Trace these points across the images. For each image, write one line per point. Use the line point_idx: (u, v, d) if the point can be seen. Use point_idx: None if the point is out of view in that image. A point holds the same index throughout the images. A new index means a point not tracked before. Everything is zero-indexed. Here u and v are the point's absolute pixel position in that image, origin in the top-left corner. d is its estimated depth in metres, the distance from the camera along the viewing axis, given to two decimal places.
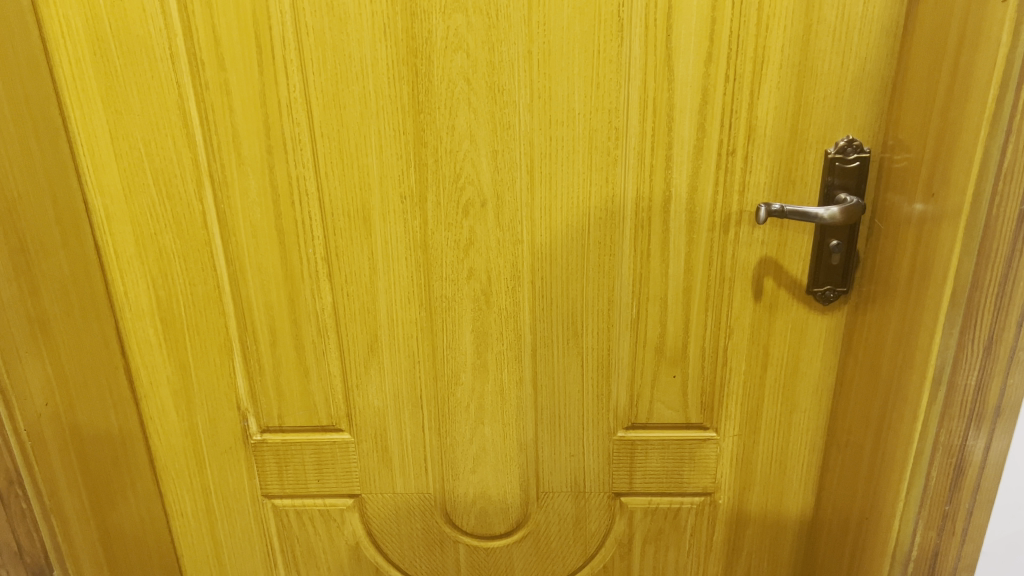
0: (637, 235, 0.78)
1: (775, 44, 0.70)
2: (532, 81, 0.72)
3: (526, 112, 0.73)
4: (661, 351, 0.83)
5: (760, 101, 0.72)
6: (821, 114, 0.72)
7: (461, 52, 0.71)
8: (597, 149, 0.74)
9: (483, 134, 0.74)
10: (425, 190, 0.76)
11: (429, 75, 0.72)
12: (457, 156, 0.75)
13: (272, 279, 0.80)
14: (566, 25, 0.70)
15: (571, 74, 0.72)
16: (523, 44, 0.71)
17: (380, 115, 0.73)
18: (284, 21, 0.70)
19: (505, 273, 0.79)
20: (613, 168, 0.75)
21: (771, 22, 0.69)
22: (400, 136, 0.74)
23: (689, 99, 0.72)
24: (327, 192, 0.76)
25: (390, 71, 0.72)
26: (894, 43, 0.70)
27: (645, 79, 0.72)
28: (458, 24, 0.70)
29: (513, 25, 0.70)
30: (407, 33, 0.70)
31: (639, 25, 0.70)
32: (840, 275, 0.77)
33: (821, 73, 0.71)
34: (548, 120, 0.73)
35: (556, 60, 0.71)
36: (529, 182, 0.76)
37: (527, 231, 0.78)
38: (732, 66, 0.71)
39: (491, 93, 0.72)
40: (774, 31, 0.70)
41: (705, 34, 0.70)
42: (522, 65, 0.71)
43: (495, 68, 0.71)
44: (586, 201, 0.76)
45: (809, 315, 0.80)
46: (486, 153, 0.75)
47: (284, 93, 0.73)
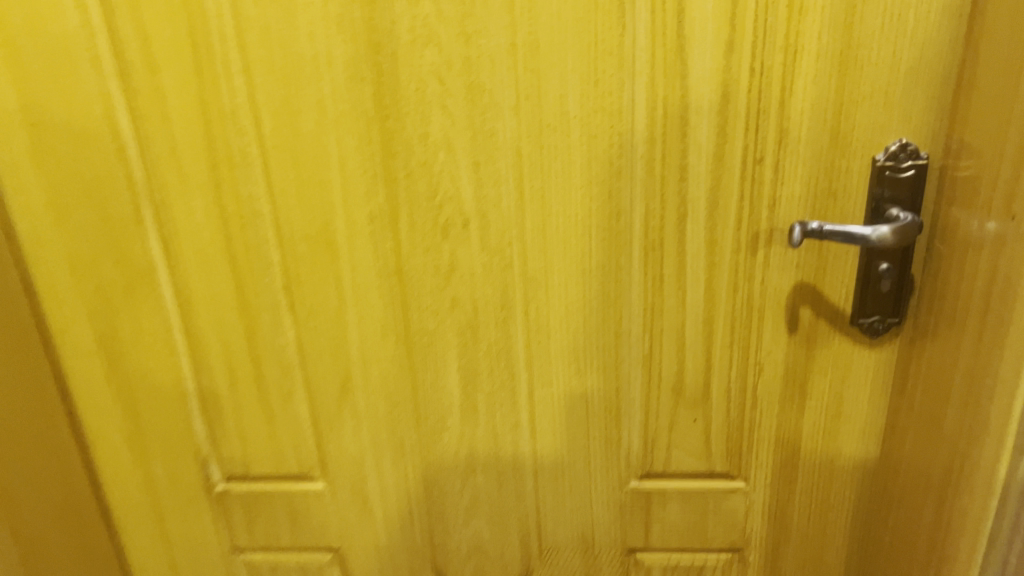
0: (648, 259, 0.66)
1: (811, 28, 0.57)
2: (517, 80, 0.60)
3: (512, 118, 0.61)
4: (679, 391, 0.71)
5: (795, 98, 0.60)
6: (868, 113, 0.60)
7: (432, 47, 0.59)
8: (597, 159, 0.62)
9: (462, 143, 0.63)
10: (397, 209, 0.65)
11: (395, 75, 0.60)
12: (433, 169, 0.63)
13: (226, 312, 0.70)
14: (555, 11, 0.58)
15: (563, 71, 0.60)
16: (506, 37, 0.59)
17: (339, 123, 0.62)
18: (222, 15, 0.59)
19: (494, 303, 0.68)
20: (617, 180, 0.63)
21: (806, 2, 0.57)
22: (365, 147, 0.63)
23: (707, 98, 0.60)
24: (283, 213, 0.66)
25: (349, 72, 0.60)
26: (960, 24, 0.56)
27: (653, 75, 0.59)
28: (426, 15, 0.58)
29: (492, 13, 0.58)
30: (367, 26, 0.59)
31: (645, 10, 0.57)
32: (891, 304, 0.65)
33: (869, 63, 0.58)
34: (537, 126, 0.62)
35: (544, 54, 0.59)
36: (517, 199, 0.64)
37: (517, 255, 0.66)
38: (759, 57, 0.58)
39: (471, 96, 0.61)
40: (811, 13, 0.57)
41: (725, 19, 0.57)
42: (505, 61, 0.59)
43: (472, 66, 0.60)
44: (585, 219, 0.65)
45: (854, 349, 0.68)
46: (467, 166, 0.63)
47: (227, 100, 0.62)
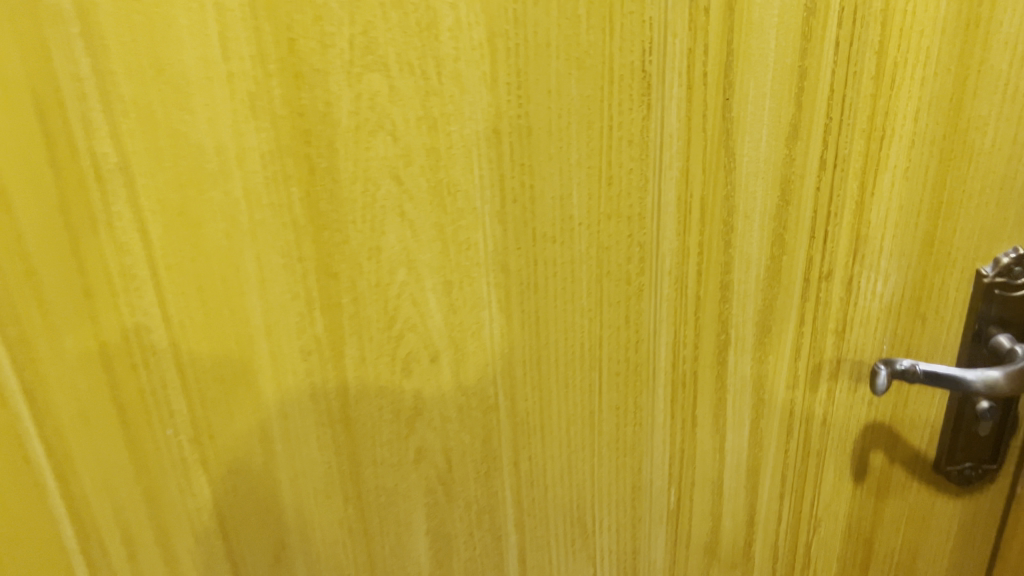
0: (676, 399, 0.50)
1: (904, 107, 0.42)
2: (503, 176, 0.44)
3: (497, 225, 0.45)
4: (712, 550, 0.56)
5: (879, 196, 0.44)
6: (973, 215, 0.45)
7: (383, 135, 0.43)
8: (611, 276, 0.47)
9: (428, 258, 0.46)
10: (341, 342, 0.48)
11: (332, 172, 0.43)
12: (389, 291, 0.46)
13: (124, 497, 0.49)
14: (556, 87, 0.42)
15: (565, 165, 0.44)
16: (487, 121, 0.42)
17: (258, 235, 0.45)
18: (83, 94, 0.40)
19: (474, 455, 0.52)
20: (637, 302, 0.47)
21: (900, 73, 0.41)
22: (293, 265, 0.46)
23: (761, 198, 0.44)
24: (186, 355, 0.47)
25: (267, 168, 0.43)
26: None
27: (688, 170, 0.44)
28: (374, 94, 0.42)
29: (468, 90, 0.42)
30: (291, 107, 0.42)
31: (680, 85, 0.42)
32: (989, 449, 0.50)
33: (978, 152, 0.43)
34: (531, 236, 0.45)
35: (540, 142, 0.43)
36: (504, 327, 0.48)
37: (504, 397, 0.50)
38: (832, 145, 0.43)
39: (440, 198, 0.44)
40: (905, 87, 0.42)
41: (790, 95, 0.42)
42: (486, 152, 0.43)
43: (442, 161, 0.43)
44: (595, 350, 0.49)
45: (936, 500, 0.53)
46: (436, 287, 0.46)
47: (100, 210, 0.42)
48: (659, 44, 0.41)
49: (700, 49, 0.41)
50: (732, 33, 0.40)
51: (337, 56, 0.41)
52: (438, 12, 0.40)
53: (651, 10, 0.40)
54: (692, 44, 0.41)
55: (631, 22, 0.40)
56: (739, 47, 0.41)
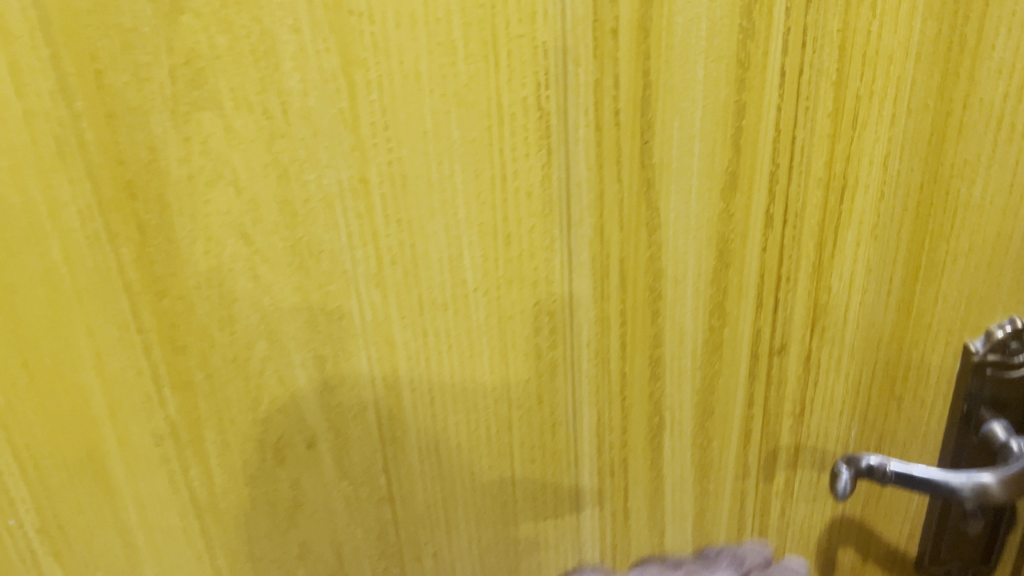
0: (604, 489, 0.42)
1: (869, 153, 0.34)
2: (376, 233, 0.35)
3: (376, 290, 0.36)
4: None
5: (840, 259, 0.36)
6: (958, 282, 0.36)
7: (226, 185, 0.32)
8: (517, 350, 0.39)
9: (293, 329, 0.36)
10: (201, 431, 0.37)
11: (166, 226, 0.32)
12: (251, 368, 0.36)
13: None
14: (432, 127, 0.33)
15: (451, 220, 0.35)
16: (352, 168, 0.33)
17: (86, 304, 0.33)
18: None
19: (370, 555, 0.42)
20: (550, 377, 0.39)
21: (863, 110, 0.33)
22: (129, 338, 0.34)
23: (694, 261, 0.36)
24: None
25: (82, 216, 0.31)
26: None
27: (602, 227, 0.36)
28: (207, 137, 0.31)
29: (323, 132, 0.32)
30: (103, 144, 0.30)
31: (586, 125, 0.33)
32: (981, 548, 0.42)
33: (968, 207, 0.34)
34: (416, 304, 0.37)
35: (417, 193, 0.34)
36: (393, 412, 0.39)
37: (397, 490, 0.41)
38: (781, 198, 0.35)
39: (300, 259, 0.34)
40: (871, 128, 0.33)
41: (725, 137, 0.33)
42: (351, 206, 0.34)
43: (300, 217, 0.34)
44: (504, 436, 0.40)
45: None
46: (306, 362, 0.37)
47: None
48: (557, 75, 0.32)
49: (609, 81, 0.32)
50: (649, 62, 0.32)
51: (155, 92, 0.30)
52: (276, 35, 0.30)
53: (545, 33, 0.32)
54: (599, 75, 0.32)
55: (520, 47, 0.32)
56: (659, 79, 0.32)
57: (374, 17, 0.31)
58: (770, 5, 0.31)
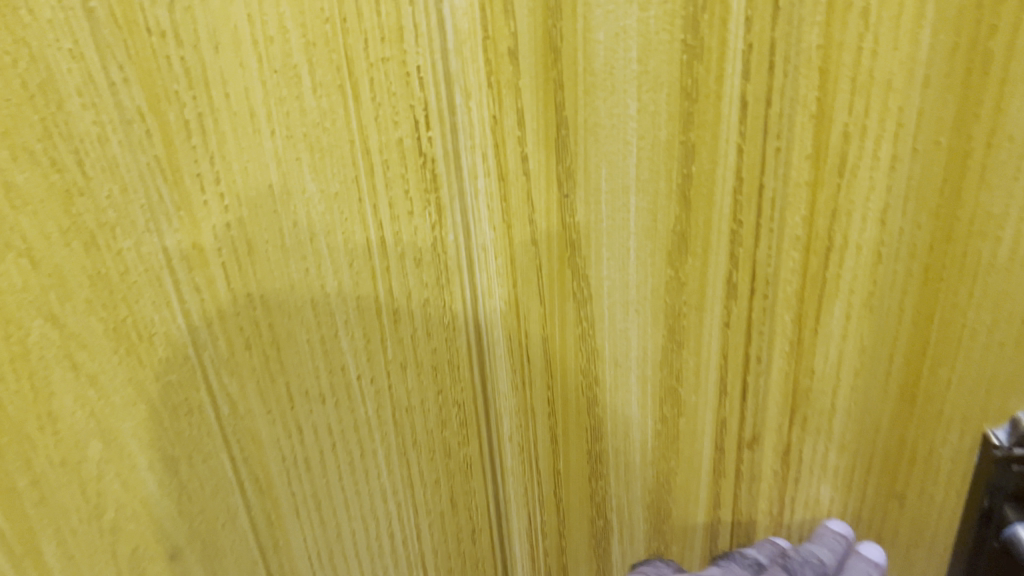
0: None
1: (862, 206, 0.25)
2: (223, 314, 0.23)
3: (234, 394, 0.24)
4: None
5: (826, 336, 0.28)
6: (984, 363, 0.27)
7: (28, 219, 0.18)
8: (422, 449, 0.30)
9: (134, 423, 0.22)
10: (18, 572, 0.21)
11: None
12: (69, 492, 0.21)
13: None
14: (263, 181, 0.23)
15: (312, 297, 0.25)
16: (180, 236, 0.21)
17: None
18: None
19: None
20: (467, 476, 0.31)
21: (853, 152, 0.25)
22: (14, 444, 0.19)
23: (637, 340, 0.28)
24: None
25: None
26: None
27: (518, 303, 0.28)
28: None
29: (132, 187, 0.20)
30: None
31: (486, 174, 0.25)
32: None
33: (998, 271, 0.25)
34: (285, 402, 0.25)
35: (261, 265, 0.23)
36: (276, 534, 0.27)
37: None
38: (747, 265, 0.27)
39: (130, 342, 0.21)
40: (866, 173, 0.25)
41: (669, 189, 0.25)
42: (184, 284, 0.22)
43: (63, 313, 0.20)
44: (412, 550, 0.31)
45: None
46: (153, 465, 0.22)
47: None
48: (442, 110, 0.24)
49: (511, 119, 0.24)
50: (561, 92, 0.24)
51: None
52: (51, 59, 0.18)
53: (418, 56, 0.23)
54: (497, 110, 0.24)
55: (389, 76, 0.23)
56: (576, 116, 0.24)
57: (182, 35, 0.20)
58: (723, 15, 0.22)
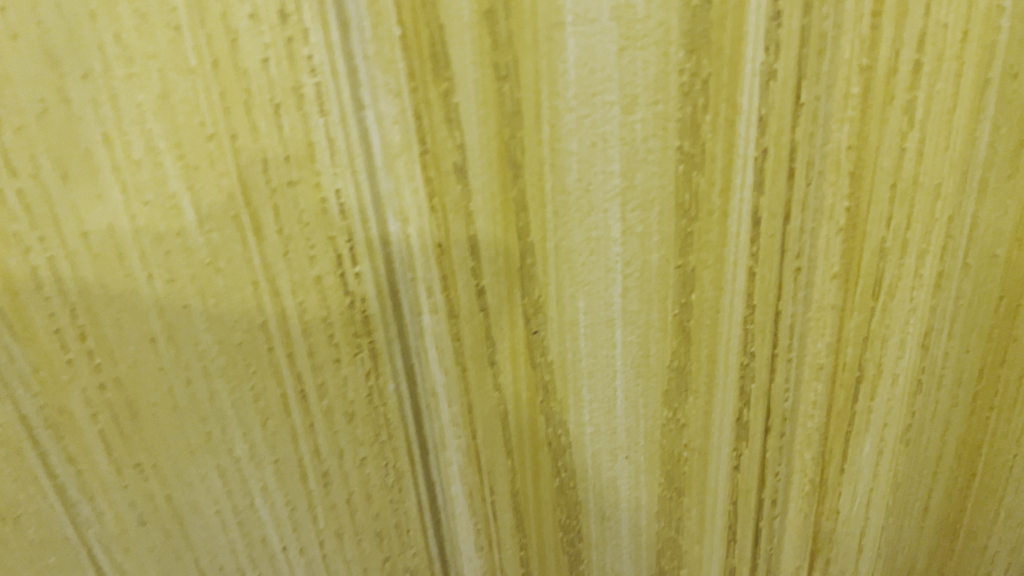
0: None
1: (902, 330, 0.21)
2: (105, 448, 0.21)
3: (140, 528, 0.22)
4: None
5: (855, 474, 0.23)
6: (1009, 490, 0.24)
7: None
8: None
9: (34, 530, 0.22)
10: None
11: None
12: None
13: None
14: (138, 330, 0.19)
15: (213, 447, 0.21)
16: (47, 372, 0.19)
17: None
18: None
19: None
20: None
21: (890, 270, 0.20)
22: None
23: (628, 490, 0.23)
24: None
25: None
26: None
27: (479, 458, 0.22)
28: None
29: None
30: None
31: (432, 310, 0.20)
32: None
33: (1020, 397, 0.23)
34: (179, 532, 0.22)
35: (149, 412, 0.20)
36: None
37: None
38: (758, 399, 0.22)
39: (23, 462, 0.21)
40: (906, 293, 0.20)
41: (663, 320, 0.20)
42: (67, 424, 0.20)
43: None
44: None
45: None
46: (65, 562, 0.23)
47: None
48: (371, 239, 0.18)
49: (461, 247, 0.19)
50: (525, 215, 0.18)
51: None
52: None
53: (336, 176, 0.18)
54: (443, 237, 0.19)
55: (296, 202, 0.18)
56: (545, 242, 0.19)
57: (16, 166, 0.17)
58: (730, 115, 0.17)
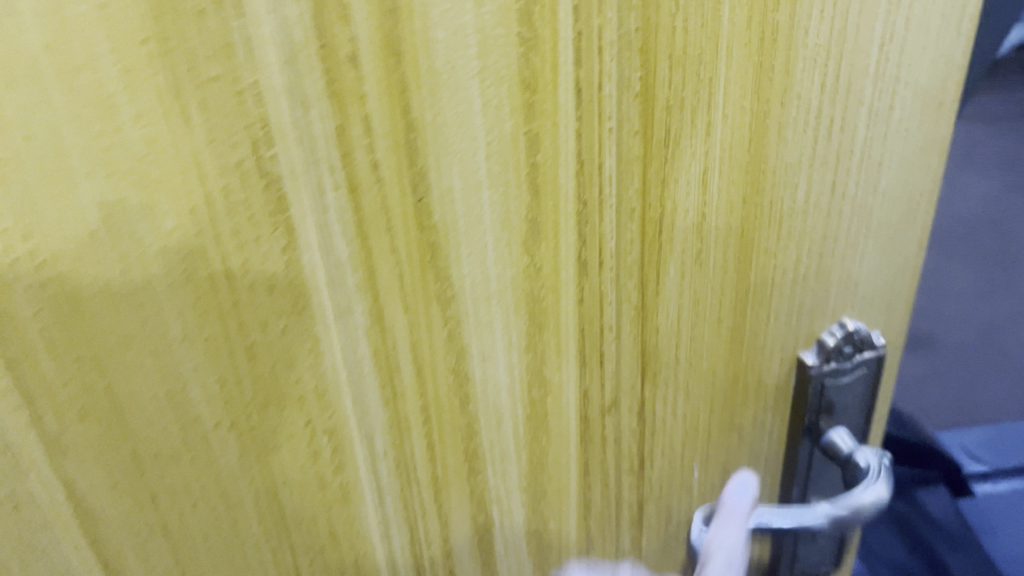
0: None
1: (688, 172, 0.28)
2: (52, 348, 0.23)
3: (78, 425, 0.25)
4: None
5: (666, 296, 0.30)
6: (780, 301, 0.32)
7: None
8: (291, 469, 0.28)
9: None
10: None
11: None
12: None
13: None
14: (77, 230, 0.22)
15: (154, 333, 0.24)
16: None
17: None
18: None
19: None
20: (344, 492, 0.29)
21: (676, 123, 0.27)
22: None
23: (501, 331, 0.28)
24: None
25: None
26: (914, 140, 0.31)
27: (382, 317, 0.27)
28: None
29: None
30: None
31: (336, 186, 0.24)
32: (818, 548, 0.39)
33: (784, 221, 0.30)
34: (121, 423, 0.25)
35: (91, 309, 0.23)
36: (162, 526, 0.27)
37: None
38: (594, 240, 0.28)
39: None
40: (687, 141, 0.27)
41: (516, 180, 0.26)
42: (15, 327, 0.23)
43: None
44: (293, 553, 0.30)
45: None
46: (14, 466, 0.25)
47: None
48: (283, 126, 0.23)
49: (359, 126, 0.23)
50: (407, 95, 0.23)
51: None
52: None
53: (254, 71, 0.22)
54: (342, 120, 0.23)
55: (220, 95, 0.22)
56: (424, 119, 0.24)
57: None
58: (554, 5, 0.23)
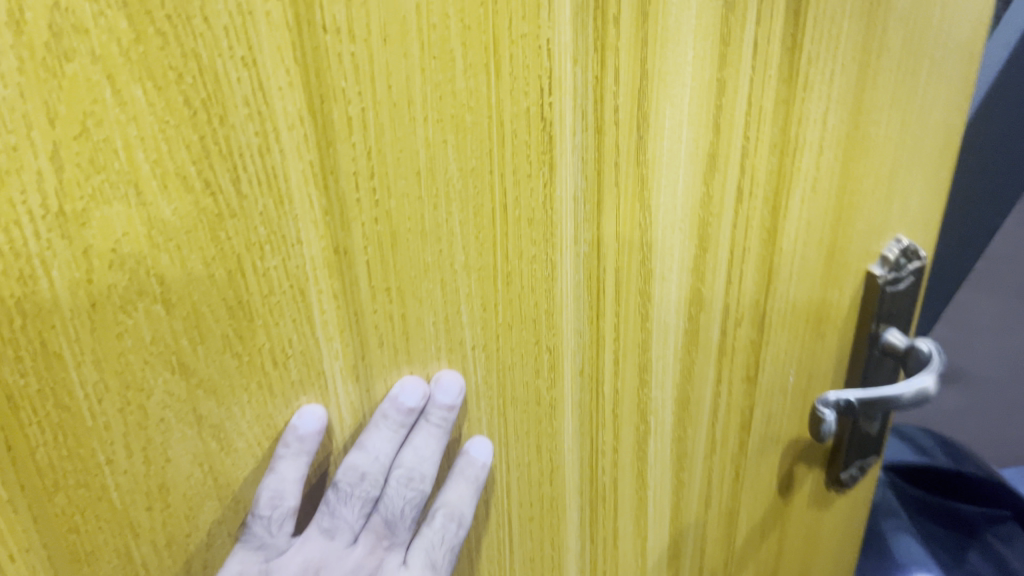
0: (595, 494, 0.38)
1: (815, 112, 0.34)
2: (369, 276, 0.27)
3: (376, 349, 0.28)
4: None
5: (790, 219, 0.36)
6: (858, 220, 0.39)
7: (267, 199, 0.24)
8: (517, 383, 0.32)
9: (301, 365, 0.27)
10: (225, 465, 0.27)
11: (220, 237, 0.23)
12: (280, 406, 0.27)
13: None
14: (406, 170, 0.26)
15: (442, 262, 0.28)
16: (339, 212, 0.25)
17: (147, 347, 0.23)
18: None
19: None
20: (551, 402, 0.34)
21: (812, 70, 0.33)
22: (243, 364, 0.25)
23: (678, 254, 0.34)
24: (120, 469, 0.25)
25: (198, 231, 0.23)
26: (950, 83, 0.39)
27: (599, 242, 0.31)
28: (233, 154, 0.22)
29: (318, 163, 0.24)
30: (218, 131, 0.22)
31: (585, 129, 0.29)
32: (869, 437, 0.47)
33: (869, 151, 0.37)
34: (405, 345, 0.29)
35: (403, 241, 0.27)
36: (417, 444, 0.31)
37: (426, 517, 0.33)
38: (748, 171, 0.34)
39: (304, 300, 0.26)
40: (817, 86, 0.34)
41: (705, 120, 0.31)
42: (347, 257, 0.26)
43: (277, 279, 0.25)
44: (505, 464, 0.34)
45: (825, 495, 0.49)
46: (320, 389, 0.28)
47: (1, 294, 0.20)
48: (560, 77, 0.27)
49: (611, 76, 0.28)
50: (646, 50, 0.28)
51: (238, 92, 0.22)
52: (263, 60, 0.22)
53: (549, 29, 0.26)
54: (600, 71, 0.28)
55: (525, 50, 0.26)
56: (654, 70, 0.29)
57: (357, 34, 0.23)
58: None
